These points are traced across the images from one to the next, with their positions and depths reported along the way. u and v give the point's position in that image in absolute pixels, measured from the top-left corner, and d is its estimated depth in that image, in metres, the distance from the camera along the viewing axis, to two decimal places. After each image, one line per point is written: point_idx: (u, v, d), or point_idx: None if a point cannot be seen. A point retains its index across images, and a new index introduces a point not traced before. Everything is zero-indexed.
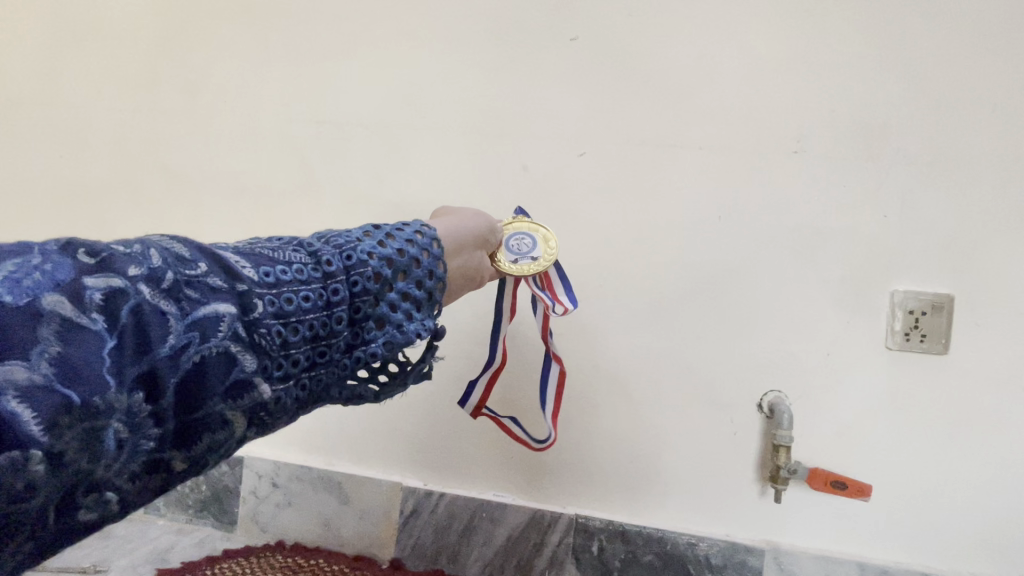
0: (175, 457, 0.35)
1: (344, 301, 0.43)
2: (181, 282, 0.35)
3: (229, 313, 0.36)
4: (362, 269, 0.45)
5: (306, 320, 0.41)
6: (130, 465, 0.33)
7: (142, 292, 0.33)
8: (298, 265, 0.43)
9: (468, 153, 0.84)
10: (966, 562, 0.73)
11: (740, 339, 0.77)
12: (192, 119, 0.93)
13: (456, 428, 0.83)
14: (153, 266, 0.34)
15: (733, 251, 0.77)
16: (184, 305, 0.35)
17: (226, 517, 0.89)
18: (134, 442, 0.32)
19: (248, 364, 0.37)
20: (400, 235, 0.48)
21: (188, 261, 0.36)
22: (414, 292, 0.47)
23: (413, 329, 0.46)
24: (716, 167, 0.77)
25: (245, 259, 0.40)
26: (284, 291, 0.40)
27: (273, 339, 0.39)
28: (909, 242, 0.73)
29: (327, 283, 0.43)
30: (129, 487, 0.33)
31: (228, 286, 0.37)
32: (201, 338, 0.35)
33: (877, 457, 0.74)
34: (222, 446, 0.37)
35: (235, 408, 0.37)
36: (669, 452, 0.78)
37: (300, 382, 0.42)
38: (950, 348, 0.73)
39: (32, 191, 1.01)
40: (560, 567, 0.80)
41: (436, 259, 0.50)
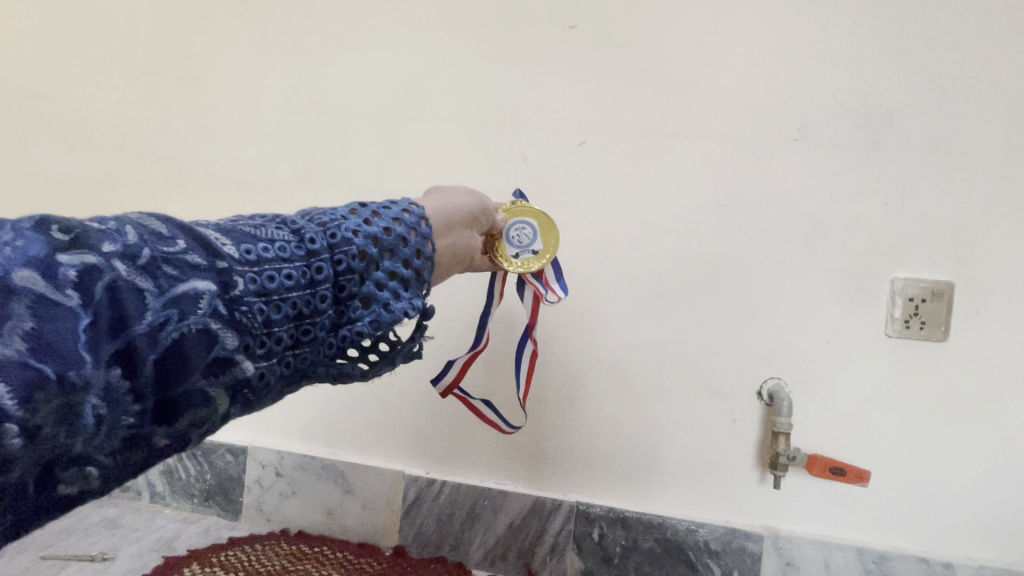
0: (157, 432, 0.36)
1: (328, 280, 0.44)
2: (158, 259, 0.35)
3: (209, 290, 0.36)
4: (347, 248, 0.45)
5: (289, 298, 0.41)
6: (110, 441, 0.33)
7: (117, 269, 0.33)
8: (281, 243, 0.43)
9: (468, 143, 0.84)
10: (964, 546, 0.73)
11: (740, 328, 0.77)
12: (191, 111, 0.93)
13: (457, 417, 0.84)
14: (129, 242, 0.34)
15: (733, 239, 0.77)
16: (161, 281, 0.35)
17: (231, 506, 0.90)
18: (113, 417, 0.33)
19: (229, 342, 0.37)
20: (386, 214, 0.50)
21: (166, 238, 0.36)
22: (401, 271, 0.48)
23: (399, 307, 0.47)
24: (716, 155, 0.77)
25: (226, 237, 0.40)
26: (266, 269, 0.40)
27: (255, 317, 0.39)
28: (909, 229, 0.73)
29: (311, 261, 0.43)
30: (109, 463, 0.33)
31: (208, 263, 0.37)
32: (180, 316, 0.35)
33: (876, 444, 0.75)
34: (205, 423, 0.38)
35: (218, 385, 0.37)
36: (669, 439, 0.79)
37: (284, 360, 0.42)
38: (950, 336, 0.73)
39: (33, 184, 1.01)
40: (561, 553, 0.81)
41: (423, 239, 0.51)
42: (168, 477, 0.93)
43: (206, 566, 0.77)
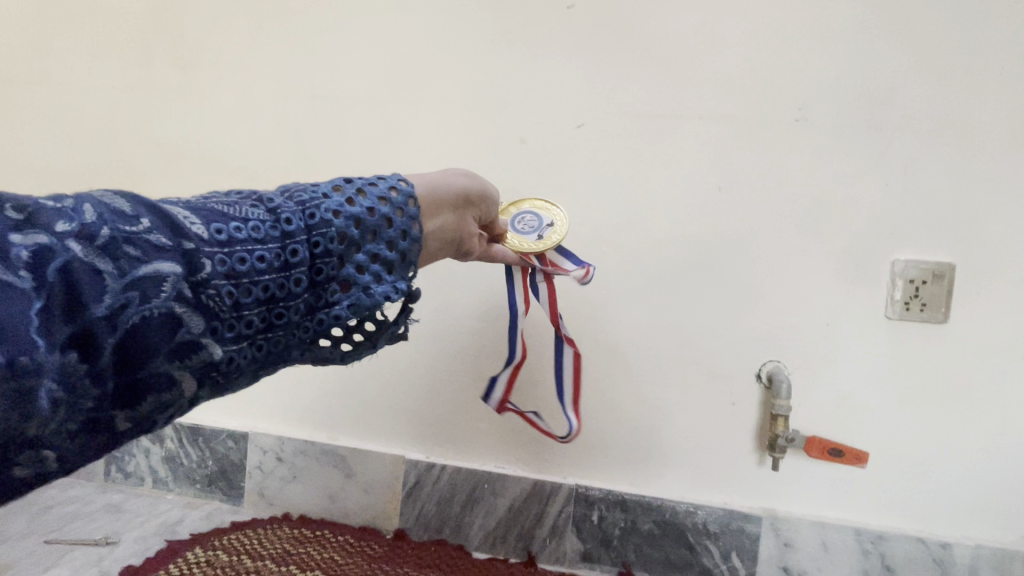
0: (119, 415, 0.35)
1: (303, 263, 0.42)
2: (118, 239, 0.34)
3: (174, 273, 0.35)
4: (325, 230, 0.43)
5: (260, 281, 0.40)
6: (68, 424, 0.33)
7: (71, 250, 0.32)
8: (255, 222, 0.41)
9: (465, 126, 0.83)
10: (962, 526, 0.73)
11: (740, 311, 0.77)
12: (185, 96, 0.92)
13: (457, 401, 0.84)
14: (86, 222, 0.33)
15: (732, 222, 0.77)
16: (122, 263, 0.34)
17: (233, 491, 0.91)
18: (72, 401, 0.32)
19: (195, 325, 0.37)
20: (371, 192, 0.47)
21: (129, 217, 0.35)
22: (384, 253, 0.46)
23: (381, 292, 0.45)
24: (716, 137, 0.76)
25: (195, 215, 0.39)
26: (236, 251, 0.39)
27: (223, 301, 0.38)
28: (911, 210, 0.73)
29: (285, 243, 0.42)
30: (67, 445, 0.33)
31: (174, 244, 0.36)
32: (141, 299, 0.34)
33: (876, 425, 0.75)
34: (170, 406, 0.37)
35: (185, 368, 0.37)
36: (668, 422, 0.79)
37: (256, 344, 0.41)
38: (951, 317, 0.72)
39: (28, 171, 1.00)
40: (561, 536, 0.81)
41: (410, 220, 0.48)
42: (170, 463, 0.94)
43: (208, 549, 0.78)
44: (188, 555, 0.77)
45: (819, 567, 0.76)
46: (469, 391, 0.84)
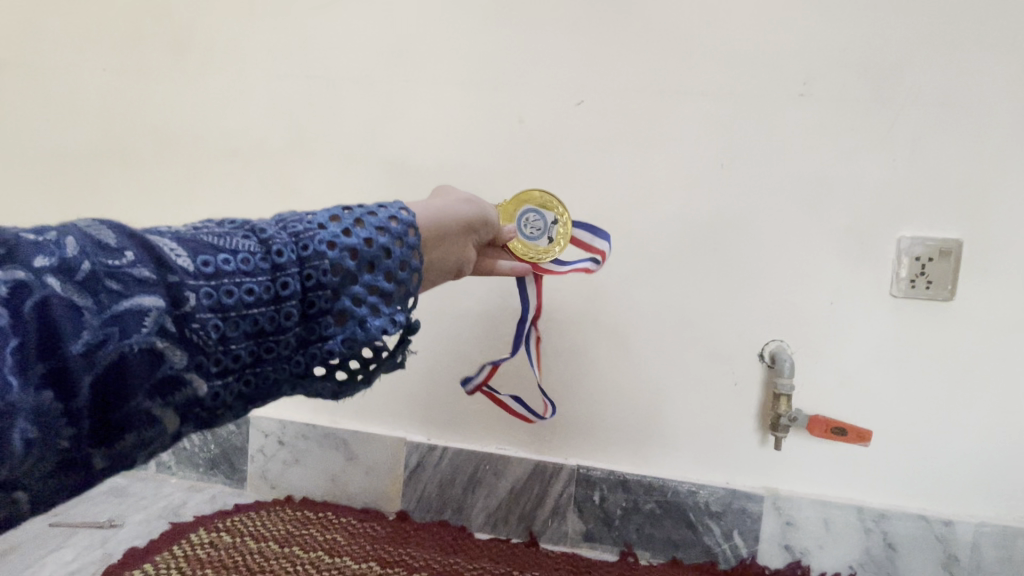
0: (96, 455, 0.34)
1: (294, 296, 0.41)
2: (100, 273, 0.33)
3: (156, 306, 0.35)
4: (318, 262, 0.42)
5: (248, 315, 0.39)
6: (40, 466, 0.31)
7: (49, 285, 0.31)
8: (245, 254, 0.40)
9: (463, 106, 0.81)
10: (966, 504, 0.73)
11: (743, 291, 0.76)
12: (178, 78, 0.91)
13: (458, 384, 0.84)
14: (67, 256, 0.33)
15: (735, 200, 0.75)
16: (102, 298, 0.33)
17: (236, 474, 0.91)
18: (44, 442, 0.31)
19: (178, 361, 0.36)
20: (370, 222, 0.46)
21: (112, 250, 0.34)
22: (382, 285, 0.45)
23: (377, 325, 0.44)
24: (719, 114, 0.75)
25: (182, 247, 0.38)
26: (224, 283, 0.38)
27: (208, 334, 0.37)
28: (918, 187, 0.71)
29: (276, 275, 0.41)
30: (40, 488, 0.32)
31: (158, 277, 0.36)
32: (121, 335, 0.33)
33: (879, 404, 0.74)
34: (151, 444, 0.36)
35: (167, 405, 0.36)
36: (670, 403, 0.79)
37: (243, 379, 0.40)
38: (957, 295, 0.71)
39: (21, 155, 0.99)
40: (563, 516, 0.81)
41: (410, 250, 0.48)
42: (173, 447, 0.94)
43: (211, 530, 0.78)
44: (192, 536, 0.77)
45: (821, 545, 0.76)
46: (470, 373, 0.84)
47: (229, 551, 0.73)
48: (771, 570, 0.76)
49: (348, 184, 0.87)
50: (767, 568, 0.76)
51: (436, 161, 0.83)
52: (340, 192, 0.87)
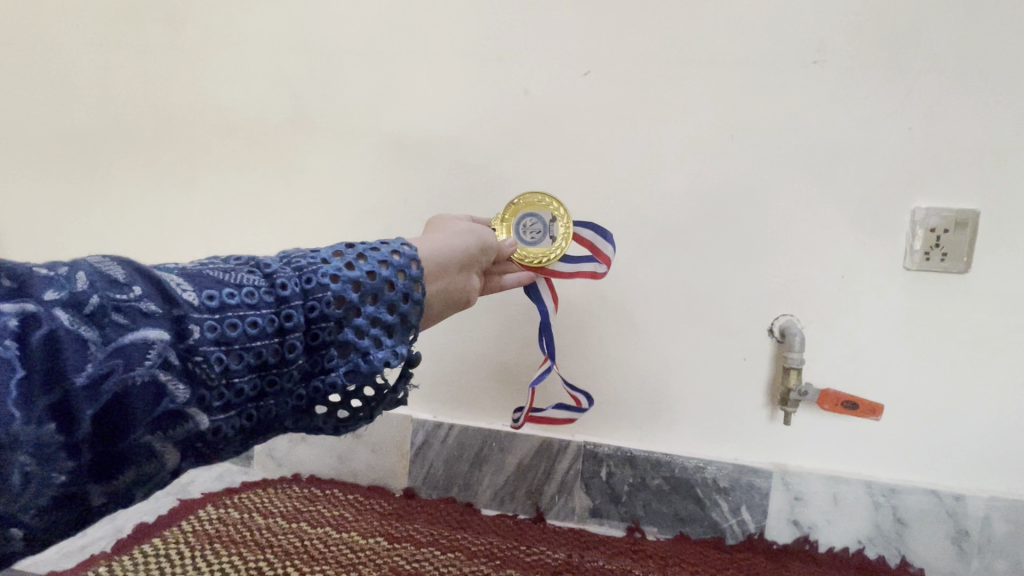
0: (93, 490, 0.34)
1: (297, 328, 0.42)
2: (107, 307, 0.34)
3: (160, 340, 0.35)
4: (322, 294, 0.43)
5: (252, 348, 0.39)
6: (37, 501, 0.31)
7: (57, 317, 0.32)
8: (249, 288, 0.41)
9: (466, 78, 0.79)
10: (977, 479, 0.72)
11: (753, 265, 0.75)
12: (176, 53, 0.89)
13: (464, 362, 0.84)
14: (76, 290, 0.33)
15: (745, 172, 0.74)
16: (108, 330, 0.33)
17: (243, 454, 0.92)
18: (43, 475, 0.31)
19: (180, 395, 0.36)
20: (373, 256, 0.47)
21: (121, 285, 0.35)
22: (384, 317, 0.45)
23: (379, 357, 0.44)
24: (729, 83, 0.73)
25: (188, 282, 0.39)
26: (228, 316, 0.39)
27: (212, 367, 0.37)
28: (934, 157, 0.69)
29: (280, 308, 0.41)
30: (36, 523, 0.31)
31: (163, 311, 0.36)
32: (126, 366, 0.33)
33: (890, 379, 0.73)
34: (150, 479, 0.36)
35: (167, 440, 0.36)
36: (677, 379, 0.78)
37: (245, 413, 0.40)
38: (973, 267, 0.70)
39: (20, 134, 0.98)
40: (569, 492, 0.81)
41: (413, 281, 0.48)
42: None
43: (219, 507, 0.78)
44: (200, 512, 0.77)
45: (829, 520, 0.75)
46: (476, 350, 0.83)
47: (237, 526, 0.73)
48: (779, 546, 0.76)
49: (350, 160, 0.85)
50: (775, 543, 0.76)
51: (439, 134, 0.81)
52: (343, 169, 0.85)
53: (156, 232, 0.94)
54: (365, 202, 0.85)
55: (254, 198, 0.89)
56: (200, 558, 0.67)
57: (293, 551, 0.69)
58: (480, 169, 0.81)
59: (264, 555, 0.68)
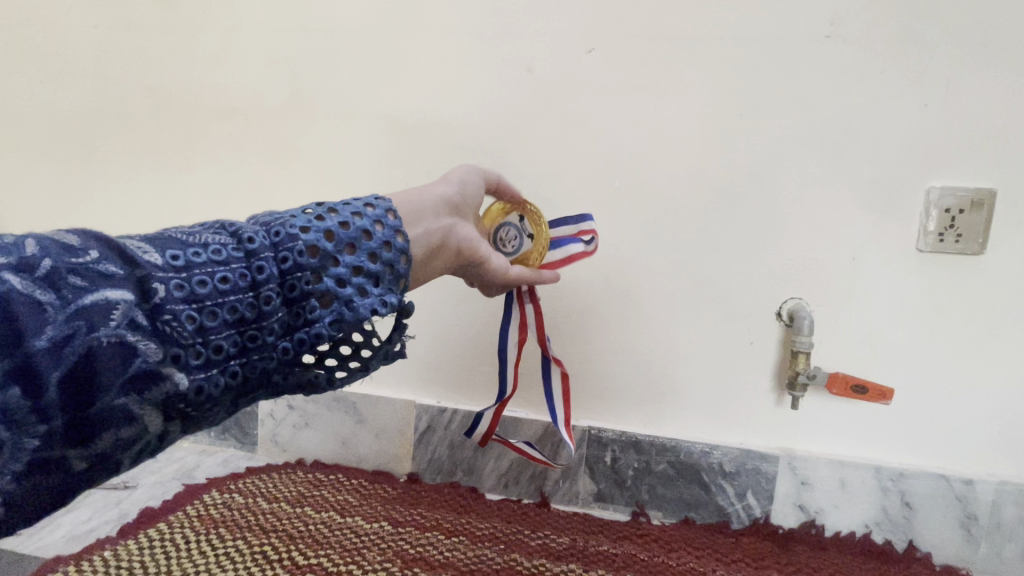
0: (73, 455, 0.34)
1: (271, 280, 0.42)
2: (62, 270, 0.34)
3: (123, 300, 0.35)
4: (292, 245, 0.44)
5: (225, 303, 0.40)
6: (12, 465, 0.32)
7: (9, 282, 0.32)
8: (216, 246, 0.42)
9: (468, 56, 0.77)
10: (987, 463, 0.71)
11: (761, 248, 0.73)
12: (172, 34, 0.87)
13: (467, 348, 0.83)
14: (27, 255, 0.33)
15: (754, 152, 0.72)
16: (65, 293, 0.33)
17: (248, 439, 0.92)
18: (15, 440, 0.32)
19: (152, 354, 0.36)
20: (344, 209, 0.48)
21: (76, 250, 0.35)
22: (366, 265, 0.46)
23: (365, 305, 0.45)
24: (738, 59, 0.70)
25: (151, 245, 0.39)
26: (195, 274, 0.39)
27: (184, 325, 0.38)
28: (950, 134, 0.67)
29: (251, 262, 0.42)
30: (15, 488, 0.32)
31: (125, 272, 0.36)
32: (89, 328, 0.34)
33: (900, 362, 0.72)
34: (131, 444, 0.36)
35: (145, 402, 0.36)
36: (683, 364, 0.77)
37: (229, 370, 0.40)
38: (988, 248, 0.68)
39: (18, 120, 0.96)
40: (574, 477, 0.81)
41: (392, 231, 0.49)
42: None
43: (224, 492, 0.78)
44: (205, 497, 0.77)
45: (836, 504, 0.74)
46: (479, 335, 0.82)
47: (241, 511, 0.74)
48: (785, 530, 0.75)
49: (350, 143, 0.84)
50: (781, 527, 0.76)
51: (440, 116, 0.80)
52: (342, 152, 0.84)
53: (156, 218, 0.93)
54: (366, 186, 0.84)
55: (254, 183, 0.88)
56: (205, 542, 0.67)
57: (297, 535, 0.69)
58: (481, 151, 0.79)
59: (268, 539, 0.68)
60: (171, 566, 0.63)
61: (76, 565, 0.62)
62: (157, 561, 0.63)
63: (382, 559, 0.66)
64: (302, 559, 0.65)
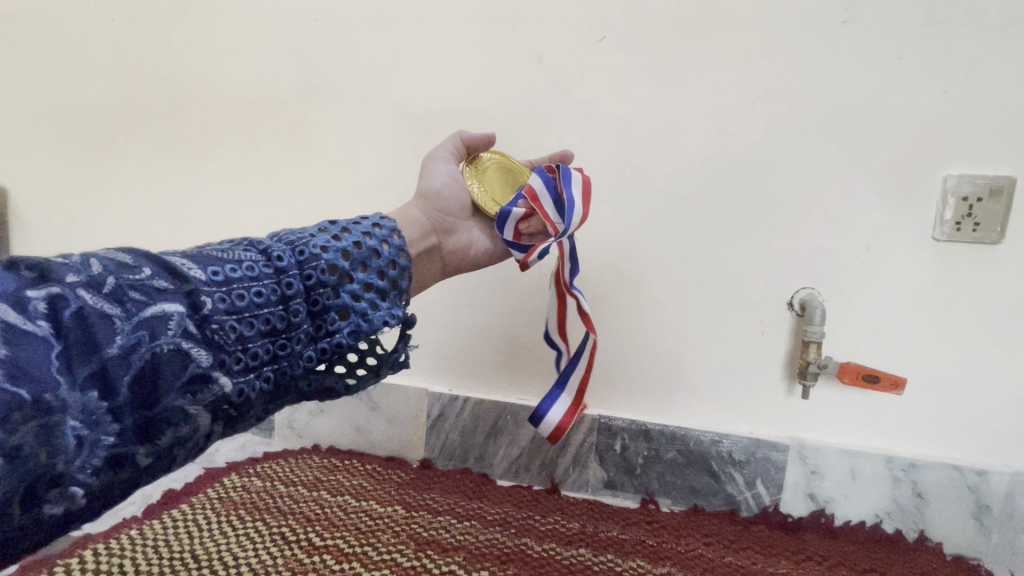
0: (140, 451, 0.35)
1: (299, 294, 0.44)
2: (124, 286, 0.35)
3: (178, 312, 0.37)
4: (316, 263, 0.45)
5: (261, 315, 0.41)
6: (92, 460, 0.33)
7: (82, 296, 0.33)
8: (249, 262, 0.43)
9: (479, 45, 0.77)
10: (1001, 454, 0.71)
11: (774, 236, 0.73)
12: (188, 25, 0.88)
13: (478, 336, 0.84)
14: (93, 273, 0.35)
15: (769, 140, 0.71)
16: (129, 306, 0.35)
17: (265, 424, 0.94)
18: (94, 437, 0.33)
19: (204, 360, 0.38)
20: (356, 229, 0.50)
21: (132, 267, 0.36)
22: (375, 282, 0.48)
23: (378, 317, 0.47)
24: (752, 46, 0.70)
25: (193, 261, 0.40)
26: (235, 288, 0.41)
27: (228, 334, 0.39)
28: (971, 121, 0.66)
29: (280, 278, 0.43)
30: (94, 483, 0.33)
31: (175, 286, 0.38)
32: (151, 337, 0.35)
33: (915, 352, 0.71)
34: (187, 441, 0.37)
35: (198, 404, 0.37)
36: (693, 353, 0.77)
37: (263, 375, 0.41)
38: (1006, 237, 0.67)
39: (40, 112, 0.98)
40: (584, 465, 0.82)
41: (397, 250, 0.51)
42: None
43: (244, 475, 0.80)
44: (225, 480, 0.79)
45: (846, 493, 0.75)
46: (490, 324, 0.83)
47: (262, 494, 0.76)
48: (794, 519, 0.75)
49: (362, 133, 0.84)
50: (789, 516, 0.76)
51: (451, 105, 0.80)
52: (355, 142, 0.85)
53: (172, 209, 0.95)
54: (377, 176, 0.85)
55: (268, 173, 0.89)
56: (226, 524, 0.69)
57: (314, 517, 0.71)
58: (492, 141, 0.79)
59: (286, 521, 0.70)
60: (195, 545, 0.65)
61: (106, 542, 0.65)
62: (182, 541, 0.65)
63: (397, 541, 0.67)
64: (319, 540, 0.67)
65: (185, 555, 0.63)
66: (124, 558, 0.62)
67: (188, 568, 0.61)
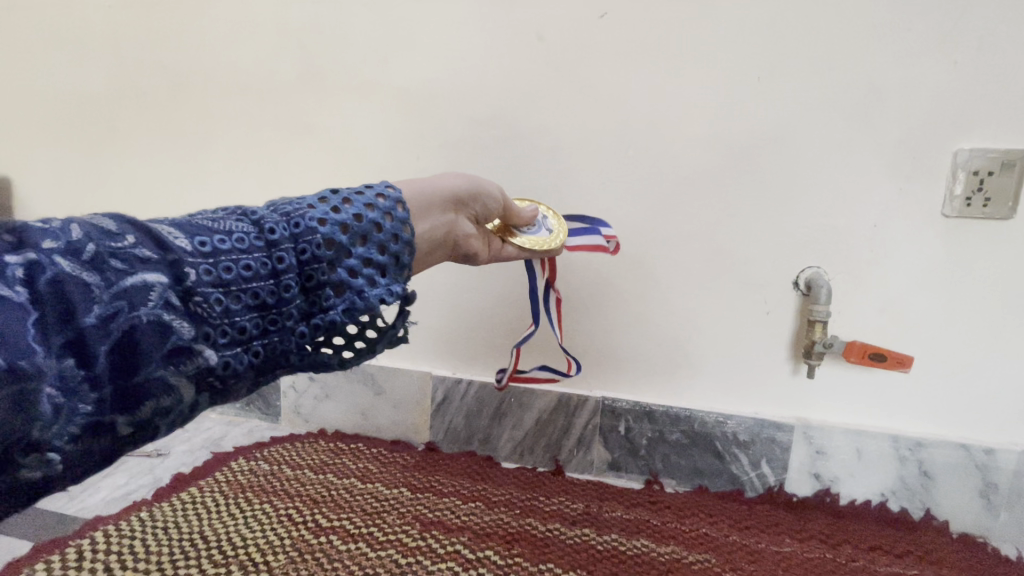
0: (118, 421, 0.36)
1: (291, 269, 0.43)
2: (104, 254, 0.35)
3: (160, 282, 0.37)
4: (311, 237, 0.44)
5: (249, 289, 0.41)
6: (68, 429, 0.33)
7: (58, 264, 0.33)
8: (239, 234, 0.43)
9: (479, 24, 0.76)
10: (1011, 433, 0.70)
11: (779, 215, 0.72)
12: (185, 10, 0.88)
13: (481, 320, 0.84)
14: (72, 239, 0.34)
15: (774, 116, 0.70)
16: (108, 274, 0.35)
17: (272, 410, 0.95)
18: (70, 406, 0.33)
19: (186, 332, 0.37)
20: (357, 200, 0.48)
21: (114, 234, 0.36)
22: (375, 257, 0.47)
23: (376, 294, 0.46)
24: (757, 19, 0.68)
25: (180, 231, 0.40)
26: (222, 260, 0.40)
27: (213, 307, 0.39)
28: (983, 92, 0.64)
29: (271, 252, 0.43)
30: (71, 449, 0.34)
31: (160, 257, 0.38)
32: (130, 308, 0.35)
33: (923, 330, 0.71)
34: (170, 413, 0.37)
35: (180, 375, 0.37)
36: (697, 335, 0.77)
37: (252, 349, 0.41)
38: (1017, 212, 0.66)
39: (40, 101, 0.98)
40: (588, 447, 0.82)
41: (400, 224, 0.49)
42: None
43: (250, 459, 0.81)
44: (233, 464, 0.80)
45: (852, 473, 0.74)
46: (493, 307, 0.83)
47: (267, 477, 0.77)
48: (799, 498, 0.75)
49: (362, 117, 0.84)
50: (795, 496, 0.76)
51: (450, 87, 0.79)
52: (354, 126, 0.84)
53: (175, 197, 0.95)
54: (378, 160, 0.84)
55: (268, 159, 0.89)
56: (232, 506, 0.70)
57: (320, 499, 0.72)
58: (492, 122, 0.78)
59: (292, 503, 0.71)
60: (203, 527, 0.66)
61: (113, 524, 0.65)
62: (190, 523, 0.66)
63: (403, 522, 0.68)
64: (326, 521, 0.68)
65: (191, 535, 0.64)
66: (134, 538, 0.63)
67: (196, 548, 0.62)
